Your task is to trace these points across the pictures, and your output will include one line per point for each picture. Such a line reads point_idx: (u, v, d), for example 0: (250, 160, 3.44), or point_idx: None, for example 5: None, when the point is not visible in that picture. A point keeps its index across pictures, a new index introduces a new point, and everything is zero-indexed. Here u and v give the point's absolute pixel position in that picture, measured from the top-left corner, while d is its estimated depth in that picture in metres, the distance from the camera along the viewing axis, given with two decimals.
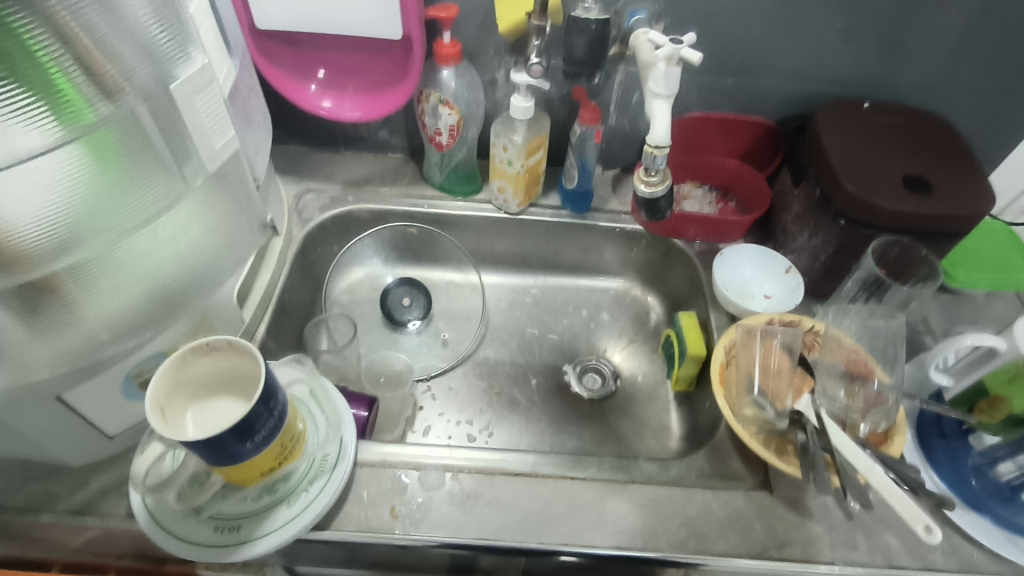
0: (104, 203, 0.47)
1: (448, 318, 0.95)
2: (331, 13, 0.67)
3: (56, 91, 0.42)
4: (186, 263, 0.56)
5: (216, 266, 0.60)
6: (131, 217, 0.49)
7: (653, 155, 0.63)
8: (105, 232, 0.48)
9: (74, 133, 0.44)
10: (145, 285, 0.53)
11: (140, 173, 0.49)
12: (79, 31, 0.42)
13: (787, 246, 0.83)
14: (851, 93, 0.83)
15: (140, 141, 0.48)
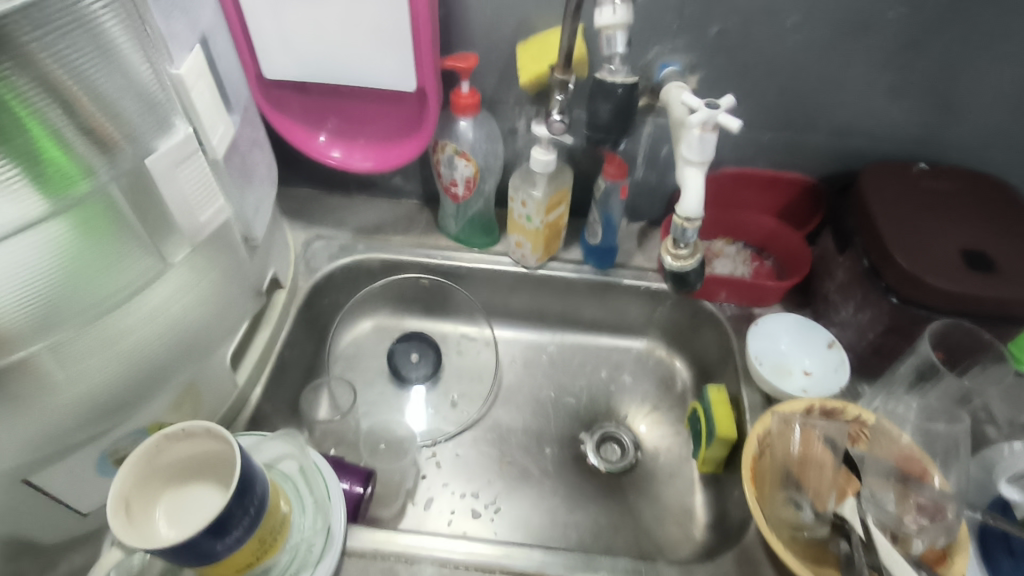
0: (85, 279, 0.44)
1: (459, 375, 0.89)
2: (338, 62, 0.63)
3: (46, 161, 0.39)
4: (172, 338, 0.53)
5: (198, 344, 0.57)
6: (115, 290, 0.46)
7: (683, 227, 0.57)
8: (88, 308, 0.45)
9: (57, 207, 0.41)
10: (123, 366, 0.50)
11: (124, 249, 0.46)
12: (78, 95, 0.40)
13: (828, 317, 0.76)
14: (904, 152, 0.76)
15: (131, 211, 0.46)
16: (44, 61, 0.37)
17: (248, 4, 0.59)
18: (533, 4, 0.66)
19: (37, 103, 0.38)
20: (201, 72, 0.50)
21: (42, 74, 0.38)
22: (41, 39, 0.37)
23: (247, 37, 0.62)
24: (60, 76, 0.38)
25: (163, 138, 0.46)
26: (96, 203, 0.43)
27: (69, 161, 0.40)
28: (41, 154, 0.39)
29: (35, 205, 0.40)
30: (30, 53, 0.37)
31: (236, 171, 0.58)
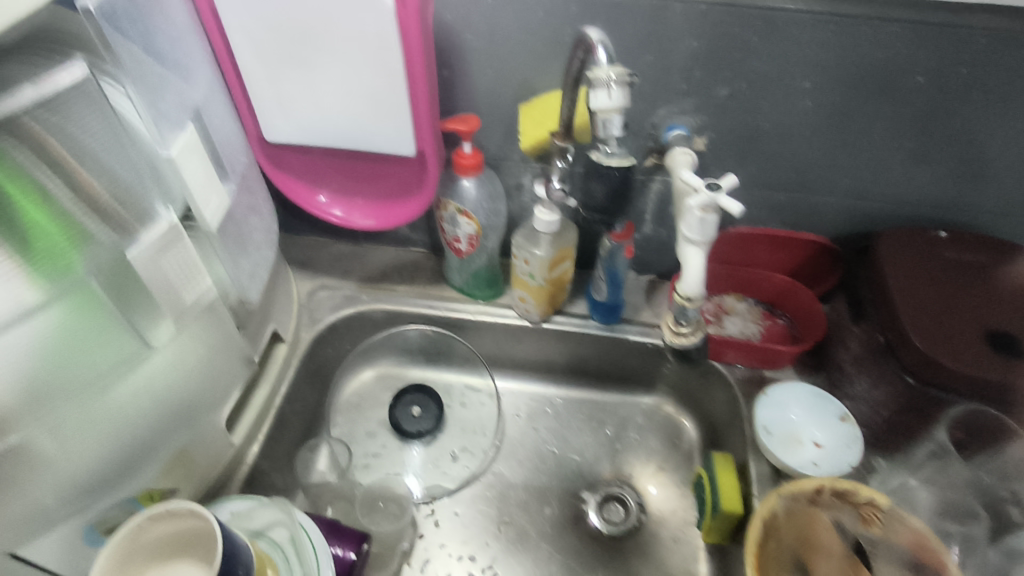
0: (71, 363, 0.43)
1: (460, 428, 0.87)
2: (336, 128, 0.62)
3: (43, 241, 0.39)
4: (152, 418, 0.52)
5: (176, 428, 0.55)
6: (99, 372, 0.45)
7: (684, 306, 0.56)
8: (71, 390, 0.44)
9: (48, 288, 0.40)
10: (103, 446, 0.49)
11: (110, 333, 0.45)
12: (80, 171, 0.40)
13: (844, 388, 0.72)
14: (924, 216, 0.72)
15: (124, 293, 0.45)
16: (48, 140, 0.38)
17: (247, 72, 0.59)
18: (536, 67, 0.65)
19: (42, 181, 0.39)
20: (194, 148, 0.50)
21: (46, 152, 0.38)
22: (48, 119, 0.38)
23: (248, 102, 0.62)
24: (61, 153, 0.39)
25: (142, 231, 0.45)
26: (87, 287, 0.43)
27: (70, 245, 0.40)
28: (36, 239, 0.38)
29: (30, 295, 0.39)
30: (36, 133, 0.38)
31: (232, 241, 0.58)
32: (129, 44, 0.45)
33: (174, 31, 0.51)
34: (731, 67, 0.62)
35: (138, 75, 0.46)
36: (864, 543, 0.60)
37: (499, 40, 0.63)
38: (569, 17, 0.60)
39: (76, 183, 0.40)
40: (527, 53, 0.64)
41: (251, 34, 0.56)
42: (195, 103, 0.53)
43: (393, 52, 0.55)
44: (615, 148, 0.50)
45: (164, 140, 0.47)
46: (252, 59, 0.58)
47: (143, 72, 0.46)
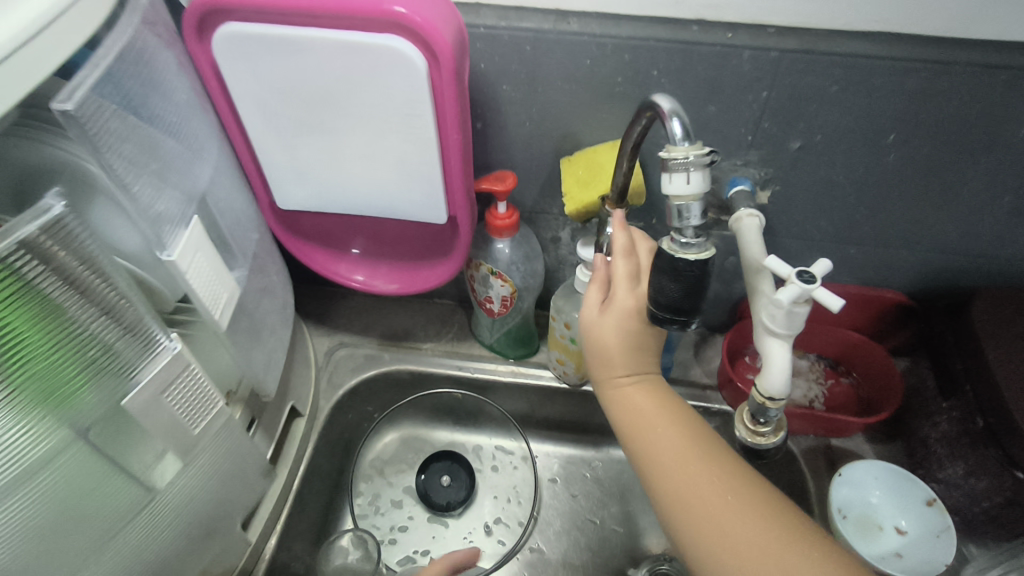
0: (71, 523, 0.36)
1: (494, 496, 0.80)
2: (358, 194, 0.55)
3: (42, 381, 0.31)
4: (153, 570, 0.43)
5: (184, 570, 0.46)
6: (99, 525, 0.37)
7: (766, 406, 0.48)
8: (64, 553, 0.36)
9: (46, 437, 0.32)
10: None
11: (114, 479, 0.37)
12: (94, 286, 0.33)
13: (932, 469, 0.64)
14: (1017, 271, 0.64)
15: (126, 434, 0.38)
16: (65, 257, 0.31)
17: (256, 139, 0.52)
18: (581, 119, 0.57)
19: (60, 305, 0.32)
20: (200, 243, 0.43)
21: (62, 271, 0.31)
22: (73, 233, 0.31)
23: (257, 167, 0.55)
24: (76, 272, 0.32)
25: (142, 369, 0.37)
26: (89, 434, 0.35)
27: (80, 383, 0.34)
28: (37, 380, 0.31)
29: (31, 452, 0.32)
30: (53, 250, 0.30)
31: (242, 332, 0.51)
32: (126, 134, 0.38)
33: (179, 101, 0.44)
34: (808, 118, 0.54)
35: (138, 167, 0.39)
36: None
37: (540, 92, 0.56)
38: (620, 66, 0.53)
39: (102, 301, 0.34)
40: (571, 105, 0.56)
41: (260, 100, 0.49)
42: (204, 181, 0.46)
43: (425, 118, 0.48)
44: (693, 237, 0.42)
45: (164, 241, 0.41)
46: (262, 125, 0.51)
47: (145, 162, 0.40)
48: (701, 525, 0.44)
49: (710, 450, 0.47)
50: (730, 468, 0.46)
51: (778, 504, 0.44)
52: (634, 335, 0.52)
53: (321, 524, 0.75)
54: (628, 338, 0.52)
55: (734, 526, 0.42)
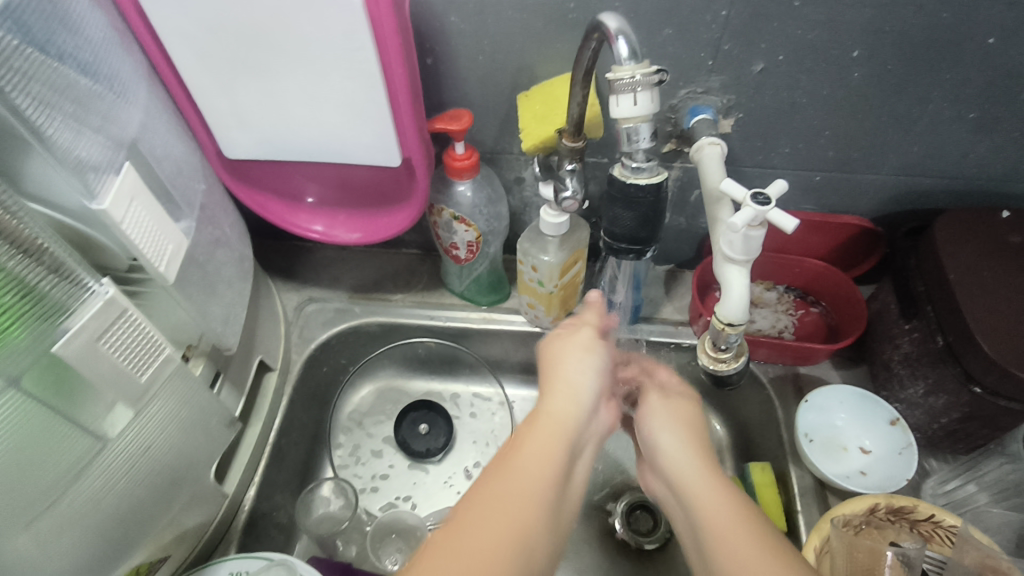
0: (15, 474, 0.35)
1: (472, 441, 0.81)
2: (306, 138, 0.54)
3: None
4: (139, 504, 0.45)
5: (160, 507, 0.48)
6: (54, 476, 0.38)
7: (726, 333, 0.48)
8: (29, 500, 0.36)
9: None
10: (92, 541, 0.42)
11: (63, 432, 0.37)
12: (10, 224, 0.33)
13: (895, 390, 0.65)
14: (979, 189, 0.64)
15: (67, 386, 0.37)
16: None
17: (192, 81, 0.49)
18: (535, 51, 0.55)
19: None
20: (135, 192, 0.42)
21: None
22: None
23: (195, 107, 0.52)
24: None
25: (72, 316, 0.36)
26: (27, 383, 0.35)
27: (12, 327, 0.33)
28: None
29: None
30: None
31: (196, 286, 0.50)
32: (32, 72, 0.36)
33: (93, 38, 0.42)
34: (767, 38, 0.53)
35: (52, 109, 0.37)
36: (931, 568, 0.55)
37: (491, 24, 0.53)
38: None
39: (19, 241, 0.33)
40: (523, 36, 0.54)
41: (191, 39, 0.46)
42: (131, 126, 0.44)
43: (366, 53, 0.46)
44: (642, 162, 0.43)
45: (93, 190, 0.39)
46: (198, 67, 0.48)
47: (59, 103, 0.38)
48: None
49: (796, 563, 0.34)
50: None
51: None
52: (693, 427, 0.46)
53: (302, 476, 0.75)
54: (691, 432, 0.46)
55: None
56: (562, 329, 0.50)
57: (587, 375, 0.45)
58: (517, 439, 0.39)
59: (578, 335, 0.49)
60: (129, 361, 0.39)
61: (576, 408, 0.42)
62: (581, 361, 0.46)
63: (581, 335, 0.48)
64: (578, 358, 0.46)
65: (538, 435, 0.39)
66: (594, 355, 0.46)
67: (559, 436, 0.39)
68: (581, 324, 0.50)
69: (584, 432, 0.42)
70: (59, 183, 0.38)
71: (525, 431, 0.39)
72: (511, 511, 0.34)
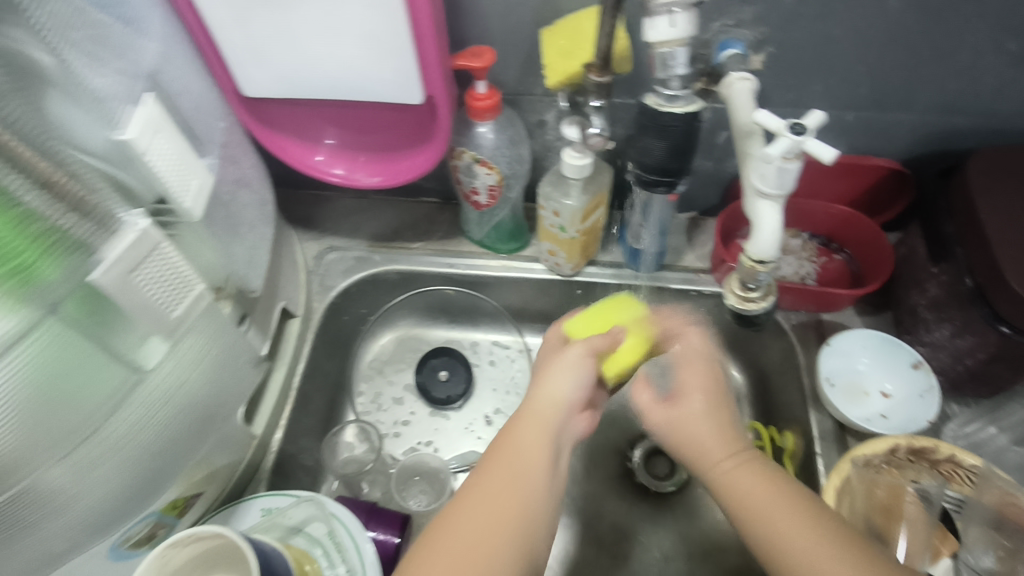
0: (57, 404, 0.36)
1: (492, 389, 0.82)
2: (326, 75, 0.53)
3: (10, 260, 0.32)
4: (177, 437, 0.46)
5: (195, 441, 0.49)
6: (93, 407, 0.38)
7: (754, 270, 0.48)
8: (72, 428, 0.38)
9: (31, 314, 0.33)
10: (134, 469, 0.44)
11: (99, 364, 0.38)
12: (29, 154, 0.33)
13: (919, 333, 0.65)
14: (1017, 127, 0.62)
15: (102, 315, 0.38)
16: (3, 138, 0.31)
17: (212, 16, 0.48)
18: None
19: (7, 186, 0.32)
20: (159, 124, 0.41)
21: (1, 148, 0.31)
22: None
23: (213, 43, 0.51)
24: (23, 152, 0.33)
25: (105, 246, 0.36)
26: (62, 309, 0.35)
27: (46, 259, 0.33)
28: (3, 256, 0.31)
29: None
30: None
31: (220, 222, 0.50)
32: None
33: None
34: None
35: (66, 41, 0.37)
36: (950, 507, 0.57)
37: None
38: None
39: (38, 175, 0.33)
40: None
41: None
42: (150, 58, 0.44)
43: None
44: (676, 91, 0.42)
45: (115, 121, 0.39)
46: None
47: (75, 34, 0.38)
48: (750, 516, 0.44)
49: (774, 479, 0.46)
50: (803, 507, 0.43)
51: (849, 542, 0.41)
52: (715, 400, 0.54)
53: (326, 421, 0.77)
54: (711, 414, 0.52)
55: (793, 531, 0.42)
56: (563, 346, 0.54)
57: (567, 388, 0.51)
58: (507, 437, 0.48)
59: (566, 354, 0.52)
60: (165, 296, 0.40)
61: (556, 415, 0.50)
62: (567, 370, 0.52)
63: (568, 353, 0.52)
64: (561, 371, 0.51)
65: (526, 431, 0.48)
66: (580, 361, 0.52)
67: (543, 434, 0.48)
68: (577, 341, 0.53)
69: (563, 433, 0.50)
70: (80, 119, 0.38)
71: (513, 433, 0.48)
72: (507, 492, 0.45)
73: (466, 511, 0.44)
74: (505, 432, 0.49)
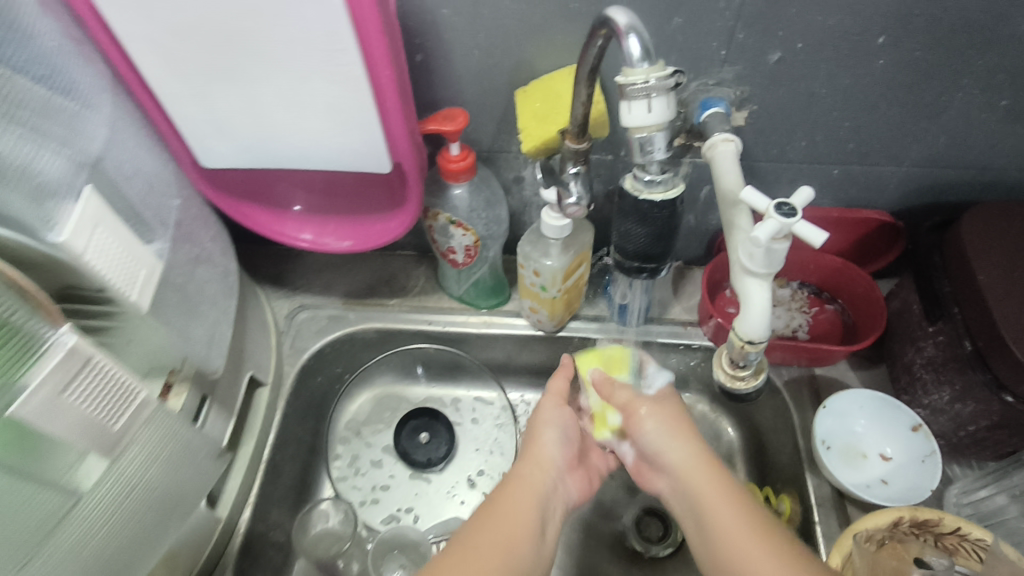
0: None
1: (475, 449, 0.78)
2: (288, 146, 0.49)
3: None
4: (121, 555, 0.41)
5: (142, 556, 0.44)
6: (19, 539, 0.34)
7: (744, 350, 0.45)
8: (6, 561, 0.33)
9: None
10: None
11: (19, 492, 0.34)
12: None
13: (918, 395, 0.62)
14: (1006, 180, 0.60)
15: (23, 440, 0.34)
16: None
17: (165, 90, 0.45)
18: (534, 44, 0.51)
19: None
20: (99, 217, 0.38)
21: None
22: None
23: (168, 117, 0.48)
24: None
25: (31, 370, 0.32)
26: None
27: None
28: None
29: None
30: None
31: (176, 307, 0.46)
32: None
33: (49, 44, 0.38)
34: (785, 26, 0.49)
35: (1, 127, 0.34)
36: None
37: (485, 12, 0.49)
38: None
39: None
40: (521, 29, 0.50)
41: (158, 44, 0.42)
42: (96, 142, 0.41)
43: (348, 53, 0.41)
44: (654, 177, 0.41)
45: (51, 221, 0.36)
46: (168, 74, 0.44)
47: (10, 120, 0.34)
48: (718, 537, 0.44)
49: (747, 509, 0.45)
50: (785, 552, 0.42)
51: (812, 562, 0.41)
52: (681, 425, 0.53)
53: (300, 490, 0.73)
54: (683, 437, 0.51)
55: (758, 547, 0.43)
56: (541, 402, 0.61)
57: (553, 447, 0.55)
58: (497, 496, 0.50)
59: (541, 409, 0.59)
60: (102, 411, 0.36)
61: (546, 473, 0.53)
62: (549, 430, 0.57)
63: (544, 410, 0.59)
64: (546, 427, 0.57)
65: (519, 487, 0.50)
66: (563, 416, 0.58)
67: (533, 495, 0.50)
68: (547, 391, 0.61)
69: (552, 495, 0.52)
70: (10, 209, 0.34)
71: (508, 485, 0.51)
72: (502, 542, 0.45)
73: (459, 565, 0.43)
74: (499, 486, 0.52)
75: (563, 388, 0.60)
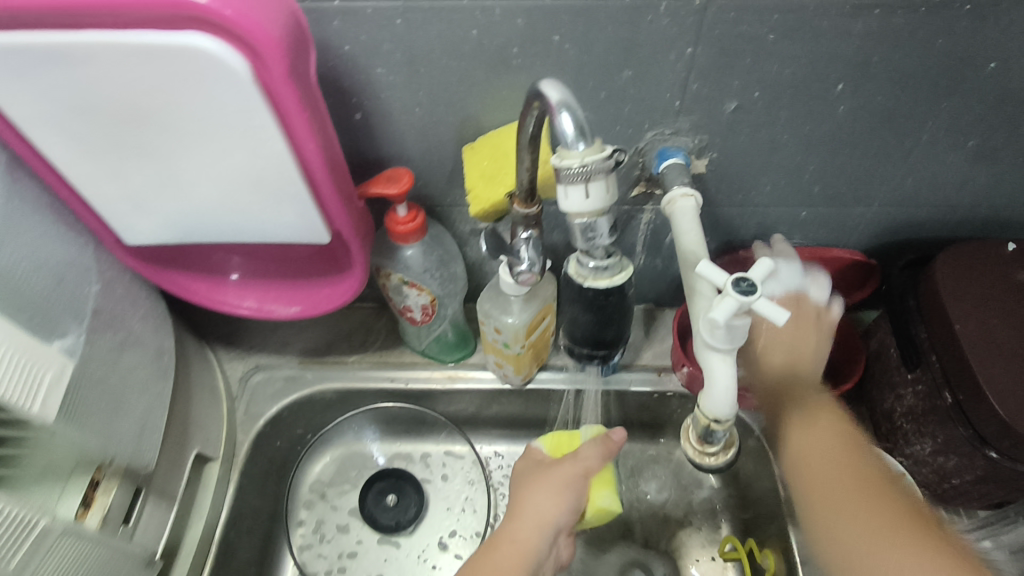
0: None
1: (447, 507, 0.74)
2: (216, 221, 0.46)
3: None
4: None
5: None
6: None
7: (711, 427, 0.42)
8: None
9: None
10: None
11: None
12: None
13: (899, 443, 0.60)
14: (978, 216, 0.58)
15: None
16: None
17: (73, 173, 0.42)
18: (478, 99, 0.48)
19: None
20: None
21: None
22: None
23: (81, 198, 0.44)
24: None
25: None
26: None
27: None
28: None
29: None
30: None
31: (96, 406, 0.43)
32: None
33: None
34: (741, 76, 0.46)
35: None
36: None
37: (423, 70, 0.46)
38: (515, 33, 0.44)
39: None
40: (463, 85, 0.47)
41: (57, 126, 0.38)
42: None
43: (266, 131, 0.38)
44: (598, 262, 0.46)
45: None
46: (73, 155, 0.40)
47: None
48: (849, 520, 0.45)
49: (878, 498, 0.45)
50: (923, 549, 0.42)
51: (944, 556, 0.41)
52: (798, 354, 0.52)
53: (259, 564, 0.69)
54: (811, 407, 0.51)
55: (890, 540, 0.43)
56: (558, 462, 0.54)
57: (559, 514, 0.51)
58: (486, 559, 0.48)
59: (561, 474, 0.53)
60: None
61: (542, 541, 0.50)
62: (555, 495, 0.52)
63: (564, 477, 0.53)
64: (556, 493, 0.52)
65: (510, 550, 0.49)
66: (575, 487, 0.53)
67: (523, 564, 0.48)
68: (574, 456, 0.54)
69: (543, 563, 0.50)
70: None
71: (501, 547, 0.49)
72: None
73: None
74: (491, 540, 0.50)
75: (595, 465, 0.54)
